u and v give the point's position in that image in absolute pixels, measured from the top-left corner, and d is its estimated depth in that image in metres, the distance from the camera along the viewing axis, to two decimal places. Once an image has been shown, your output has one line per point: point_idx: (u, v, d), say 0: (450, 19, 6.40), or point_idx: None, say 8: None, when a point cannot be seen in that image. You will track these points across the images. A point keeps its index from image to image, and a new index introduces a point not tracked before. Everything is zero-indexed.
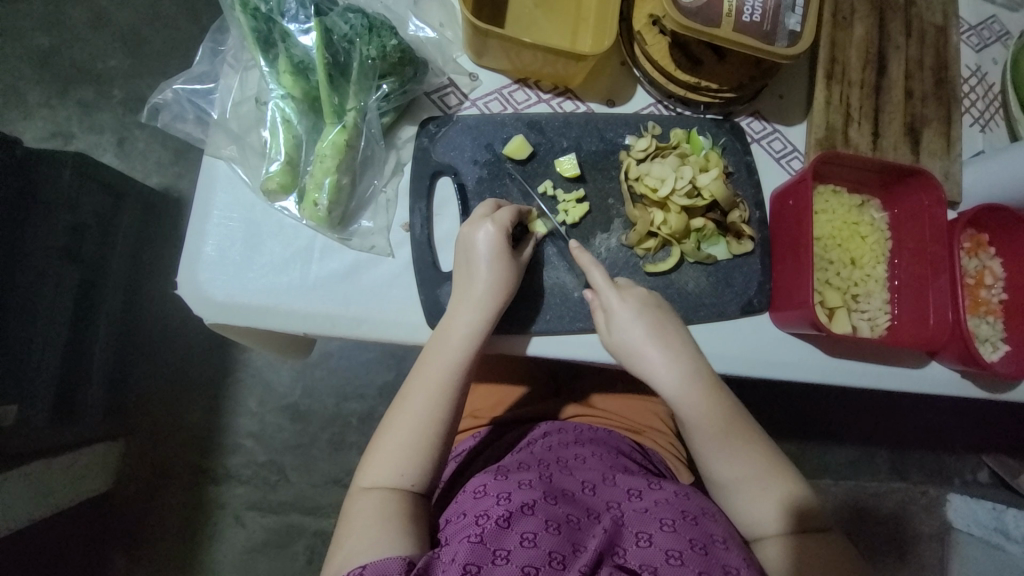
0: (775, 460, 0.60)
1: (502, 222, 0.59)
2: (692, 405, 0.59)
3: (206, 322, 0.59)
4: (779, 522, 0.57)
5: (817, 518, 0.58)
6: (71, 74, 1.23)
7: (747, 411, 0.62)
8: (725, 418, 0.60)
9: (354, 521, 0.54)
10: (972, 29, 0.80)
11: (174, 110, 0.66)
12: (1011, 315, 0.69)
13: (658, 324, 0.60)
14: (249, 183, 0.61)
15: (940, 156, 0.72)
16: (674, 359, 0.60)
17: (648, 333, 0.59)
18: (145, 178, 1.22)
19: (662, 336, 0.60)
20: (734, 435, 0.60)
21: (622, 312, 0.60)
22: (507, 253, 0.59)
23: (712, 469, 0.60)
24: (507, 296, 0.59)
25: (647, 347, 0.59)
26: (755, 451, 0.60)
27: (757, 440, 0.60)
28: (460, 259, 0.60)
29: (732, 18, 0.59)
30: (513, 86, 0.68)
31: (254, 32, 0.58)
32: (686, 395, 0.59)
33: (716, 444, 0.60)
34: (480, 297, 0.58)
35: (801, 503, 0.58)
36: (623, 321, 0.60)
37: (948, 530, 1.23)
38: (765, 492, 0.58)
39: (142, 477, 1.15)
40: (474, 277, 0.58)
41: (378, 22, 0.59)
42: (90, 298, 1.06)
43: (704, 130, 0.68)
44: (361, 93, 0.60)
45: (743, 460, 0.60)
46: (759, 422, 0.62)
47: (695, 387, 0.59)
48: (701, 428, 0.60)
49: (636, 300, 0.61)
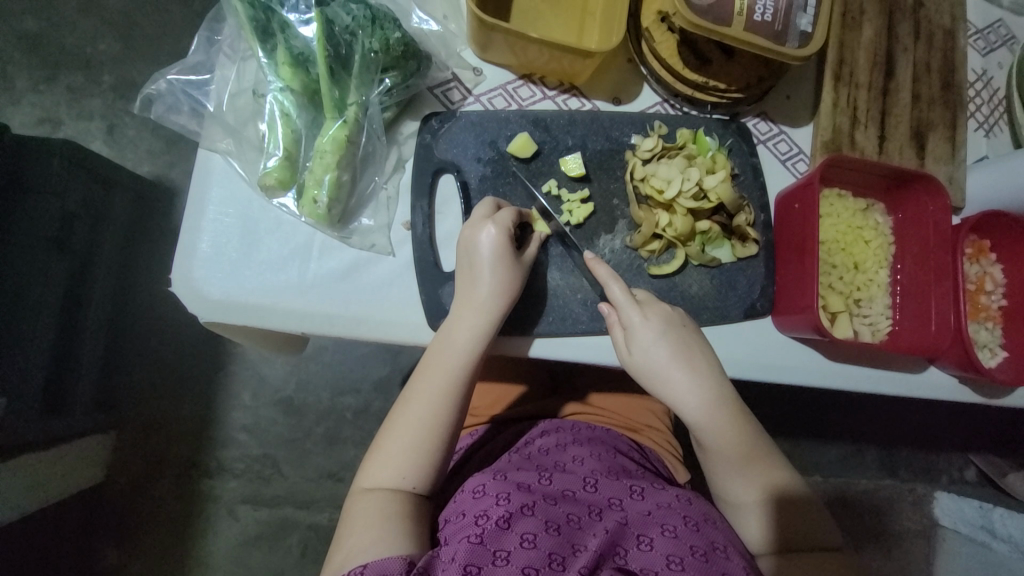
0: (791, 482, 0.60)
1: (506, 225, 0.58)
2: (713, 428, 0.60)
3: (201, 320, 0.57)
4: (788, 544, 0.58)
5: (828, 539, 0.58)
6: (59, 58, 1.20)
7: (768, 436, 0.62)
8: (747, 441, 0.60)
9: (355, 522, 0.54)
10: (979, 33, 0.79)
11: (168, 100, 0.64)
12: (1009, 321, 0.70)
13: (680, 344, 0.60)
14: (246, 178, 0.59)
15: (945, 161, 0.71)
16: (699, 382, 0.60)
17: (673, 355, 0.59)
18: (136, 167, 1.19)
19: (685, 356, 0.60)
20: (754, 458, 0.60)
21: (644, 332, 0.59)
22: (511, 256, 0.58)
23: (726, 487, 0.61)
24: (513, 297, 0.58)
25: (670, 366, 0.59)
26: (772, 475, 0.60)
27: (775, 463, 0.61)
28: (464, 260, 0.59)
29: (744, 17, 0.57)
30: (518, 82, 0.66)
31: (252, 21, 0.56)
32: (707, 416, 0.60)
33: (735, 465, 0.60)
34: (485, 299, 0.57)
35: (808, 525, 0.59)
36: (645, 340, 0.59)
37: (935, 527, 1.25)
38: (775, 514, 0.59)
39: (133, 471, 1.14)
40: (478, 279, 0.57)
41: (381, 13, 0.58)
42: (79, 289, 1.04)
43: (710, 131, 0.68)
44: (363, 87, 0.59)
45: (761, 482, 0.60)
46: (778, 447, 0.62)
47: (717, 409, 0.60)
48: (720, 449, 0.60)
49: (660, 319, 0.60)
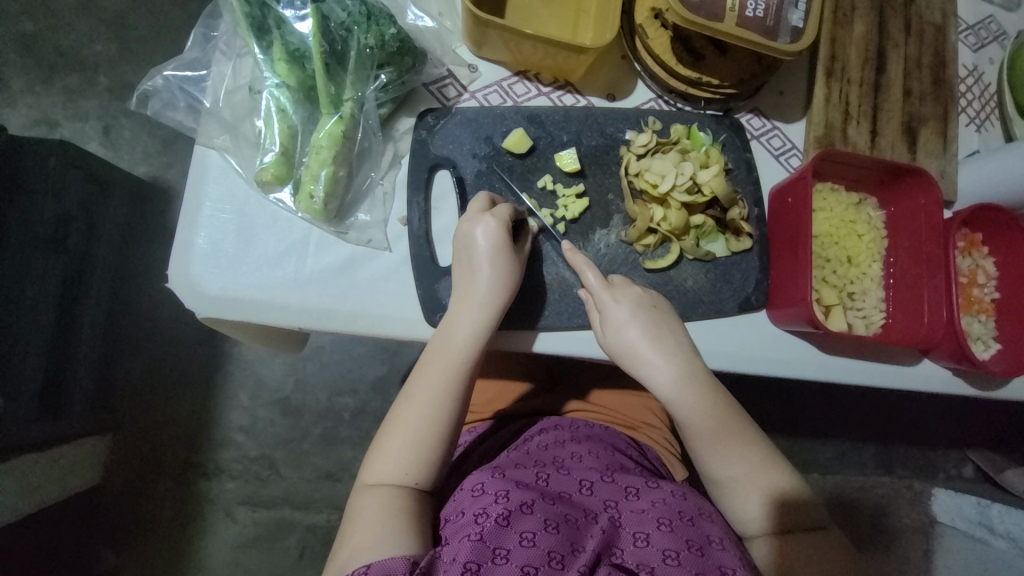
0: (772, 461, 0.60)
1: (503, 220, 0.58)
2: (686, 406, 0.60)
3: (198, 316, 0.57)
4: (770, 521, 0.58)
5: (814, 516, 0.59)
6: (55, 59, 1.20)
7: (743, 412, 0.62)
8: (722, 419, 0.60)
9: (359, 519, 0.54)
10: (969, 29, 0.80)
11: (164, 97, 0.64)
12: (1002, 314, 0.70)
13: (652, 326, 0.60)
14: (243, 174, 0.59)
15: (937, 155, 0.72)
16: (670, 359, 0.60)
17: (644, 334, 0.60)
18: (133, 168, 1.19)
19: (658, 336, 0.60)
20: (729, 435, 0.60)
21: (615, 314, 0.60)
22: (508, 249, 0.58)
23: (708, 467, 0.61)
24: (511, 295, 0.59)
25: (641, 346, 0.60)
26: (751, 450, 0.60)
27: (754, 440, 0.61)
28: (460, 255, 0.59)
29: (735, 13, 0.58)
30: (513, 79, 0.67)
31: (248, 18, 0.57)
32: (680, 394, 0.60)
33: (711, 442, 0.60)
34: (484, 293, 0.57)
35: (794, 503, 0.59)
36: (618, 322, 0.60)
37: (933, 523, 1.25)
38: (759, 494, 0.59)
39: (131, 471, 1.13)
40: (477, 274, 0.58)
41: (376, 10, 0.58)
42: (76, 290, 1.04)
43: (704, 127, 0.68)
44: (358, 83, 0.59)
45: (739, 459, 0.60)
46: (754, 423, 0.62)
47: (689, 387, 0.60)
48: (694, 429, 0.60)
49: (631, 302, 0.60)
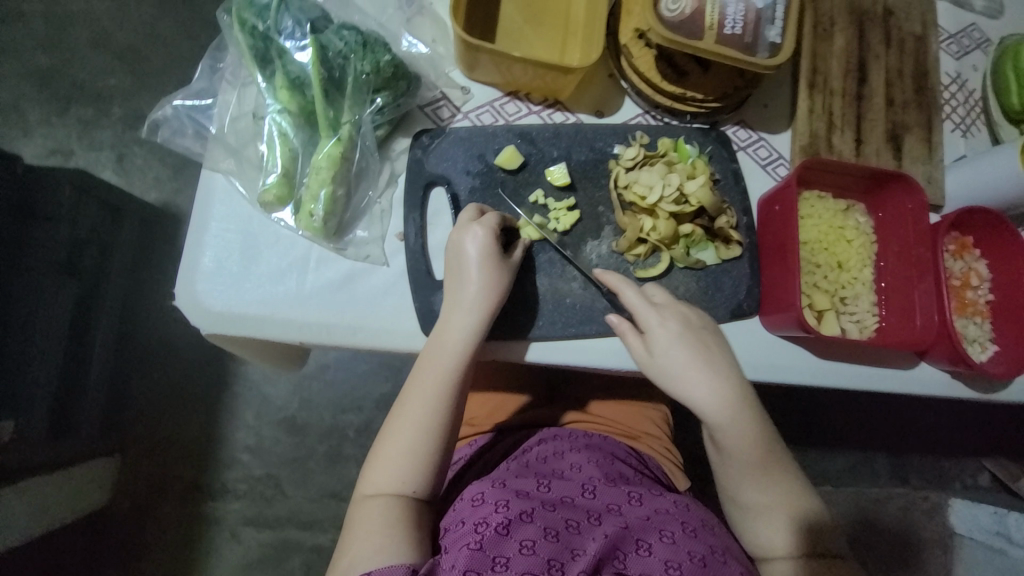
0: (802, 491, 0.62)
1: (490, 228, 0.60)
2: (734, 431, 0.60)
3: (203, 332, 0.59)
4: (795, 550, 0.59)
5: (833, 546, 0.60)
6: (70, 92, 1.25)
7: (783, 443, 0.63)
8: (762, 446, 0.61)
9: (358, 529, 0.54)
10: (952, 38, 0.82)
11: (173, 125, 0.67)
12: (997, 315, 0.71)
13: (700, 349, 0.61)
14: (246, 196, 0.62)
15: (923, 161, 0.74)
16: (720, 383, 0.61)
17: (694, 357, 0.61)
18: (144, 194, 1.23)
19: (707, 359, 0.61)
20: (768, 463, 0.61)
21: (663, 335, 0.61)
22: (496, 257, 0.60)
23: (741, 491, 0.62)
24: (500, 301, 0.60)
25: (691, 368, 0.61)
26: (785, 479, 0.62)
27: (789, 470, 0.62)
28: (450, 265, 0.61)
29: (715, 31, 0.60)
30: (504, 99, 0.70)
31: (252, 50, 0.60)
32: (728, 418, 0.60)
33: (751, 468, 0.61)
34: (473, 298, 0.59)
35: (817, 532, 0.60)
36: (666, 344, 0.61)
37: (950, 535, 1.23)
38: (787, 522, 0.60)
39: (138, 492, 1.15)
40: (467, 280, 0.59)
41: (371, 38, 0.61)
42: (87, 313, 1.07)
43: (690, 139, 0.70)
44: (356, 107, 0.62)
45: (774, 487, 0.61)
46: (790, 454, 0.63)
47: (737, 413, 0.60)
48: (737, 454, 0.61)
49: (678, 323, 0.62)
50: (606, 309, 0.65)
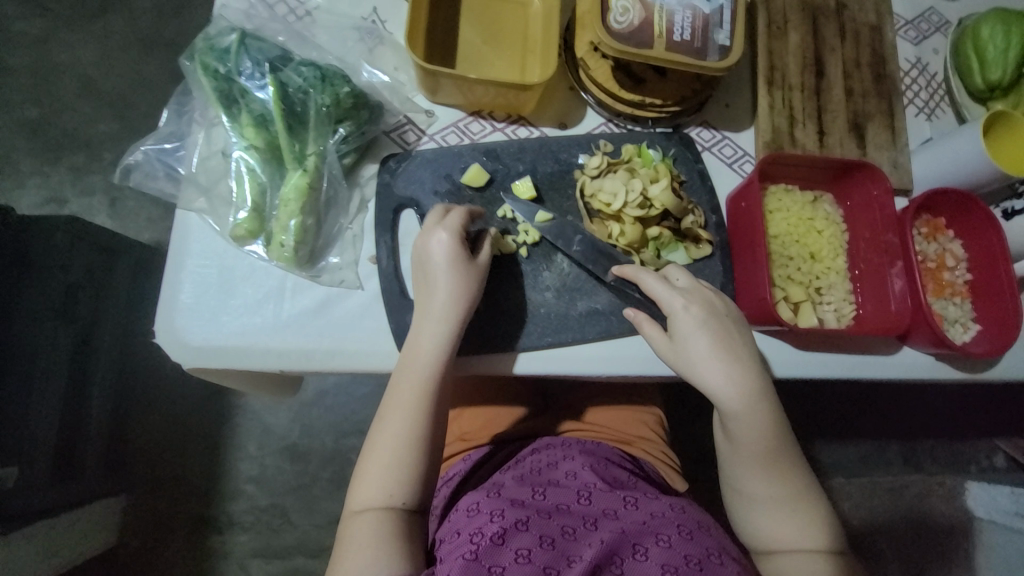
0: (808, 487, 0.61)
1: (452, 228, 0.61)
2: (750, 421, 0.59)
3: (185, 367, 0.61)
4: (794, 545, 0.59)
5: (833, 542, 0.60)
6: (61, 141, 1.29)
7: (797, 440, 0.62)
8: (778, 439, 0.60)
9: (348, 547, 0.54)
10: (909, 24, 0.84)
11: (144, 168, 0.69)
12: (976, 295, 0.71)
13: (722, 335, 0.60)
14: (219, 232, 0.63)
15: (887, 148, 0.75)
16: (742, 371, 0.60)
17: (714, 344, 0.60)
18: (139, 236, 1.27)
19: (728, 347, 0.60)
20: (779, 456, 0.61)
21: (685, 320, 0.61)
22: (461, 259, 0.61)
23: (748, 484, 0.61)
24: (469, 305, 0.61)
25: (711, 354, 0.60)
26: (793, 474, 0.61)
27: (798, 466, 0.62)
28: (418, 270, 0.62)
29: (664, 39, 0.62)
30: (468, 119, 0.72)
31: (216, 92, 0.63)
32: (748, 407, 0.59)
33: (763, 461, 0.60)
34: (441, 305, 0.60)
35: (818, 527, 0.60)
36: (687, 329, 0.61)
37: (970, 520, 1.20)
38: (789, 516, 0.60)
39: (145, 530, 1.15)
40: (434, 287, 0.60)
41: (330, 72, 0.64)
42: (85, 355, 1.09)
43: (654, 144, 0.72)
44: (320, 138, 0.64)
45: (782, 481, 0.61)
46: (803, 451, 0.63)
47: (756, 403, 0.59)
48: (751, 445, 0.60)
49: (701, 309, 0.61)
50: (581, 315, 0.66)
